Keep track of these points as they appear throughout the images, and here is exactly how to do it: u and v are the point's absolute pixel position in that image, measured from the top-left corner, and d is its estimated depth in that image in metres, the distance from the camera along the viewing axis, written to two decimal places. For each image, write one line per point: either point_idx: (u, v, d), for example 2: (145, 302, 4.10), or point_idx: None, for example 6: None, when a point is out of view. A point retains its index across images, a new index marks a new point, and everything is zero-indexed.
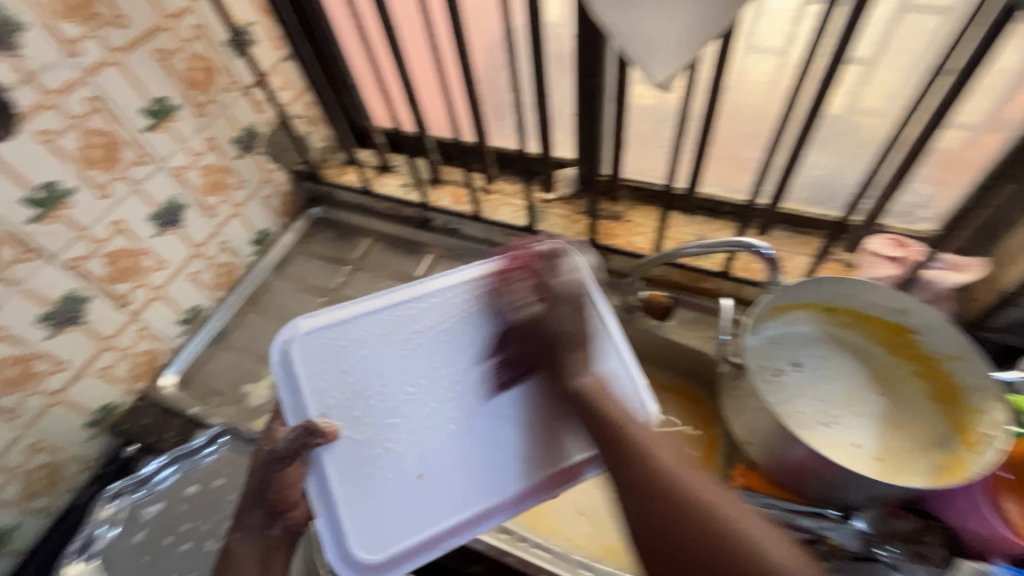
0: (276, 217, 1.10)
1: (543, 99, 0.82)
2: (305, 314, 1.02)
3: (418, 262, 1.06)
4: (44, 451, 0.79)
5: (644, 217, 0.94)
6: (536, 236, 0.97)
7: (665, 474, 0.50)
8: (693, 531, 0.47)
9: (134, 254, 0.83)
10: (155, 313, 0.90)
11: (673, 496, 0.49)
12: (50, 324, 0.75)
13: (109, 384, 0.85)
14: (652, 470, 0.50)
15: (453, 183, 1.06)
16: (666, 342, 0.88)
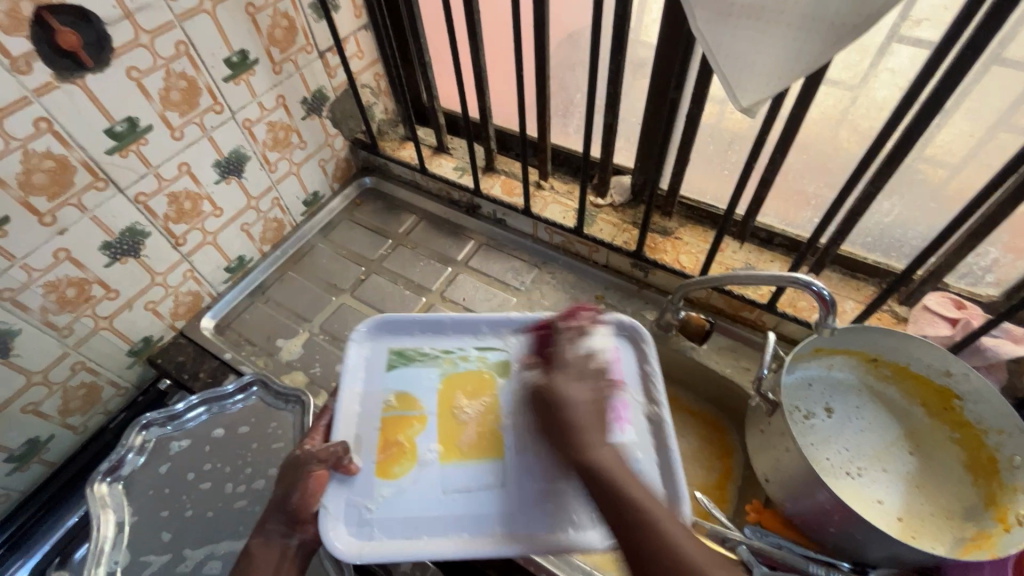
0: (330, 181, 1.12)
1: (615, 103, 0.81)
2: (344, 280, 1.03)
3: (461, 247, 1.07)
4: (85, 372, 0.82)
5: (694, 236, 0.93)
6: (582, 239, 0.97)
7: (633, 490, 0.52)
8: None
9: (195, 198, 0.86)
10: (204, 257, 0.92)
11: None
12: (110, 253, 0.78)
13: (152, 318, 0.88)
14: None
15: (506, 174, 1.06)
16: (698, 366, 0.87)
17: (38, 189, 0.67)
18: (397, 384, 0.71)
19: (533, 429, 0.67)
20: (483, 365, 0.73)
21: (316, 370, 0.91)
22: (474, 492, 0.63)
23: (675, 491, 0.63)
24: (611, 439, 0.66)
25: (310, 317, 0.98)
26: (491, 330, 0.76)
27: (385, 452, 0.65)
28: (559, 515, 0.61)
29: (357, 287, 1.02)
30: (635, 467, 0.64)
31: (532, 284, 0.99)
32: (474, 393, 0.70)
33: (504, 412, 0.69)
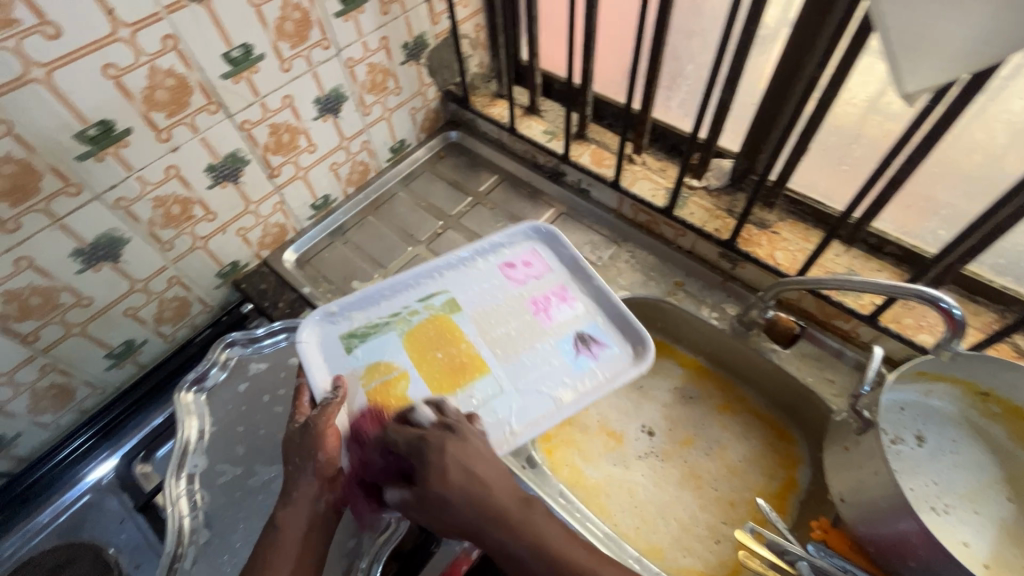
0: (417, 131, 1.11)
1: (737, 79, 0.75)
2: (420, 232, 1.03)
3: (539, 214, 1.04)
4: (179, 286, 0.86)
5: (793, 233, 0.87)
6: (670, 221, 0.92)
7: (502, 495, 0.51)
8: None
9: (293, 131, 0.87)
10: (294, 192, 0.95)
11: None
12: (214, 176, 0.81)
13: (242, 244, 0.92)
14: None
15: (597, 143, 1.02)
16: (776, 369, 0.83)
17: (159, 105, 0.69)
18: (371, 354, 0.73)
19: (505, 338, 0.76)
20: (432, 310, 0.78)
21: None
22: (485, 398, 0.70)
23: (634, 335, 0.77)
24: (564, 316, 0.79)
25: (385, 263, 0.99)
26: (426, 282, 0.81)
27: (386, 409, 0.68)
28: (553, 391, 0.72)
29: (433, 240, 1.02)
30: (594, 328, 0.78)
31: (609, 260, 0.96)
32: (449, 338, 0.75)
33: (474, 339, 0.76)
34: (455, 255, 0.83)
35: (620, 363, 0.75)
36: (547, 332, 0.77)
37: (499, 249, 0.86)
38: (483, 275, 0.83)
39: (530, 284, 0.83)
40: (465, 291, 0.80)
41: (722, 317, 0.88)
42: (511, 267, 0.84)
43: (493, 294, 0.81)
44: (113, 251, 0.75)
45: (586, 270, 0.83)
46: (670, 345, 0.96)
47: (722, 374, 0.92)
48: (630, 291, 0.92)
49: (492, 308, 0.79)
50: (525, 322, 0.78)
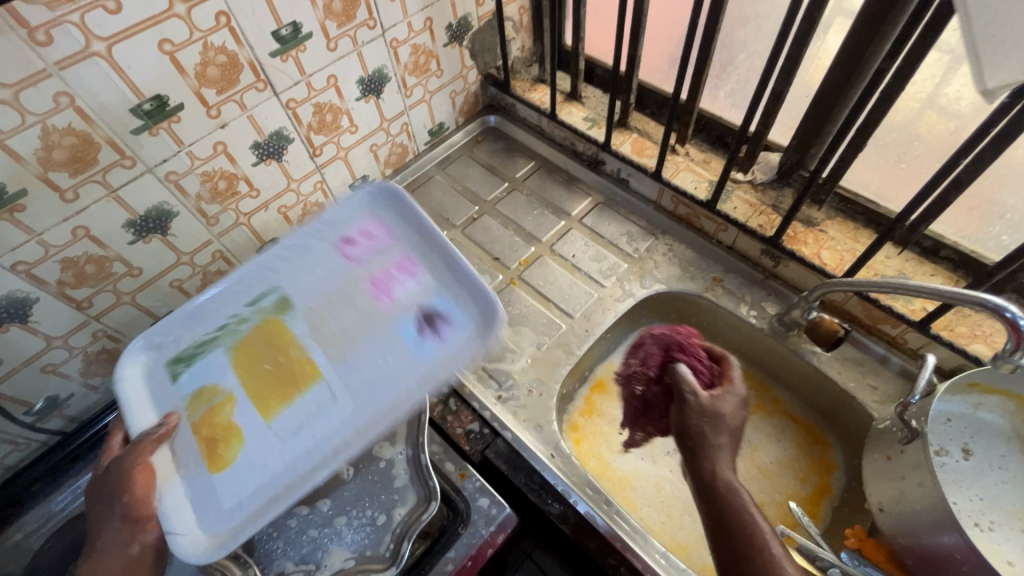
0: (456, 114, 1.11)
1: (793, 70, 0.72)
2: (456, 216, 1.03)
3: (576, 202, 1.03)
4: (222, 261, 0.89)
5: (841, 233, 0.83)
6: (711, 215, 0.89)
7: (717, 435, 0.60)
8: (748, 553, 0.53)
9: (336, 111, 0.88)
10: (334, 171, 0.96)
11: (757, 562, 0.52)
12: (258, 153, 0.82)
13: (282, 221, 0.94)
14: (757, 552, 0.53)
15: (639, 132, 1.00)
16: (815, 372, 0.81)
17: (210, 82, 0.70)
18: (195, 381, 0.70)
19: (336, 334, 0.73)
20: (260, 313, 0.75)
21: None
22: (313, 413, 0.68)
23: (484, 302, 0.77)
24: (404, 292, 0.78)
25: None
26: (253, 282, 0.77)
27: (209, 440, 0.66)
28: (401, 400, 0.69)
29: (469, 225, 1.02)
30: (434, 300, 0.77)
31: (646, 252, 0.94)
32: (278, 343, 0.72)
33: (306, 340, 0.72)
34: (286, 244, 0.79)
35: (461, 335, 0.75)
36: (382, 316, 0.75)
37: (332, 240, 0.81)
38: (317, 259, 0.79)
39: (362, 268, 0.79)
40: (300, 290, 0.76)
41: (761, 315, 0.86)
42: (350, 246, 0.81)
43: (328, 277, 0.78)
44: (163, 223, 0.77)
45: (455, 258, 0.79)
46: (704, 342, 0.94)
47: (756, 374, 0.90)
48: (666, 285, 0.91)
49: (325, 300, 0.76)
50: (362, 309, 0.75)
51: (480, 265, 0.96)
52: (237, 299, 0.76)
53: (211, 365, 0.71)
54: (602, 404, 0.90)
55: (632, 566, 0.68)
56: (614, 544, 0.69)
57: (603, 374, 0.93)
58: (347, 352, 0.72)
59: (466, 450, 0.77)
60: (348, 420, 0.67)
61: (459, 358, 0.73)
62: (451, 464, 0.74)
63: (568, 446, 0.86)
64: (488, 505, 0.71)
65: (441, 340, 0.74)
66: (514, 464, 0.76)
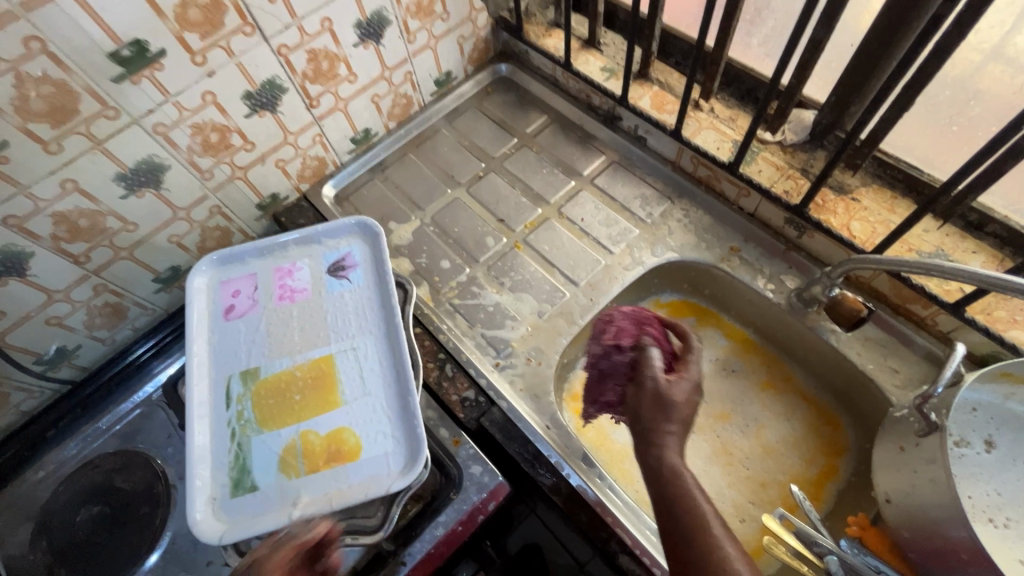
0: (465, 62, 1.04)
1: (837, 15, 0.63)
2: (461, 173, 0.98)
3: (589, 161, 0.96)
4: (220, 217, 0.87)
5: (876, 202, 0.76)
6: (733, 178, 0.83)
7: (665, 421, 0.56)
8: (684, 537, 0.49)
9: (332, 59, 0.82)
10: (333, 124, 0.91)
11: (697, 545, 0.48)
12: (250, 104, 0.78)
13: (281, 176, 0.91)
14: (701, 536, 0.49)
15: (660, 85, 0.92)
16: (832, 352, 0.76)
17: (192, 26, 0.66)
18: (266, 468, 0.66)
19: (306, 337, 0.74)
20: (243, 395, 0.70)
21: (421, 261, 0.89)
22: (362, 369, 0.72)
23: (345, 227, 0.82)
24: (306, 276, 0.79)
25: (423, 205, 0.95)
26: (204, 389, 0.71)
27: (328, 459, 0.66)
28: (374, 326, 0.75)
29: (474, 183, 0.97)
30: (329, 256, 0.80)
31: (661, 218, 0.89)
32: (278, 386, 0.71)
33: (289, 362, 0.72)
34: (190, 340, 0.73)
35: (362, 252, 0.81)
36: (324, 297, 0.77)
37: (208, 310, 0.76)
38: (233, 335, 0.74)
39: (263, 298, 0.77)
40: (252, 354, 0.73)
41: (779, 289, 0.80)
42: (233, 309, 0.76)
43: (257, 331, 0.75)
44: (154, 177, 0.75)
45: (298, 235, 0.81)
46: (716, 314, 0.90)
47: (769, 350, 0.86)
48: (679, 254, 0.85)
49: (271, 337, 0.74)
50: (298, 305, 0.76)
51: (484, 227, 0.92)
52: (217, 412, 0.70)
53: (257, 450, 0.67)
54: None
55: (622, 540, 0.67)
56: (604, 519, 0.68)
57: None
58: (332, 335, 0.74)
59: (460, 418, 0.76)
60: (377, 356, 0.73)
61: (379, 276, 0.79)
62: (445, 430, 0.74)
63: (568, 416, 0.84)
64: (480, 473, 0.71)
65: (341, 247, 0.81)
66: (509, 434, 0.74)
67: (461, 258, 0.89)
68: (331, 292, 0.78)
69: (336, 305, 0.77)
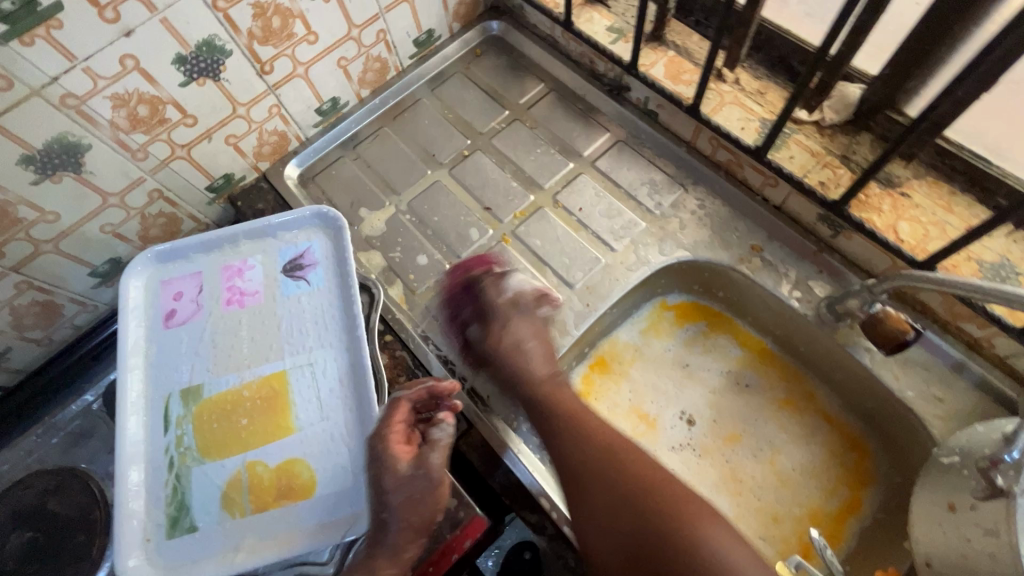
0: (449, 19, 0.89)
1: None
2: (443, 152, 0.86)
3: (591, 139, 0.83)
4: (163, 202, 0.75)
5: (930, 199, 0.64)
6: (758, 165, 0.70)
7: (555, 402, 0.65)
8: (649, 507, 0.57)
9: (285, 15, 0.69)
10: (293, 93, 0.78)
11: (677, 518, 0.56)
12: (185, 70, 0.65)
13: (234, 154, 0.78)
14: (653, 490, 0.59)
15: (677, 50, 0.78)
16: (866, 374, 0.66)
17: None
18: (209, 504, 0.57)
19: (255, 350, 0.64)
20: (183, 419, 0.61)
21: (395, 255, 0.78)
22: (319, 390, 0.62)
23: (304, 219, 0.70)
24: (257, 277, 0.68)
25: (399, 189, 0.83)
26: (138, 410, 0.61)
27: (278, 495, 0.57)
28: (332, 339, 0.64)
29: (458, 163, 0.84)
30: (285, 252, 0.69)
31: (671, 209, 0.76)
32: (223, 408, 0.61)
33: (236, 380, 0.62)
34: (121, 353, 0.63)
35: (323, 249, 0.69)
36: (277, 302, 0.67)
37: (146, 316, 0.66)
38: (173, 346, 0.64)
39: (209, 303, 0.67)
40: (193, 370, 0.63)
41: (806, 298, 0.69)
42: (174, 315, 0.66)
43: (201, 341, 0.65)
44: (72, 159, 0.63)
45: (249, 229, 0.70)
46: (731, 320, 0.79)
47: (790, 363, 0.76)
48: (691, 252, 0.74)
49: (215, 350, 0.64)
50: (248, 311, 0.66)
51: (468, 216, 0.80)
52: (152, 438, 0.60)
53: (197, 484, 0.58)
54: (601, 386, 0.78)
55: None
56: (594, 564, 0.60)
57: (607, 350, 0.79)
58: (286, 348, 0.64)
59: None
60: (337, 375, 0.63)
61: (342, 277, 0.68)
62: None
63: None
64: (456, 507, 0.61)
65: (298, 242, 0.70)
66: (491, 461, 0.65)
67: (441, 252, 0.78)
68: (286, 297, 0.67)
69: (291, 311, 0.66)
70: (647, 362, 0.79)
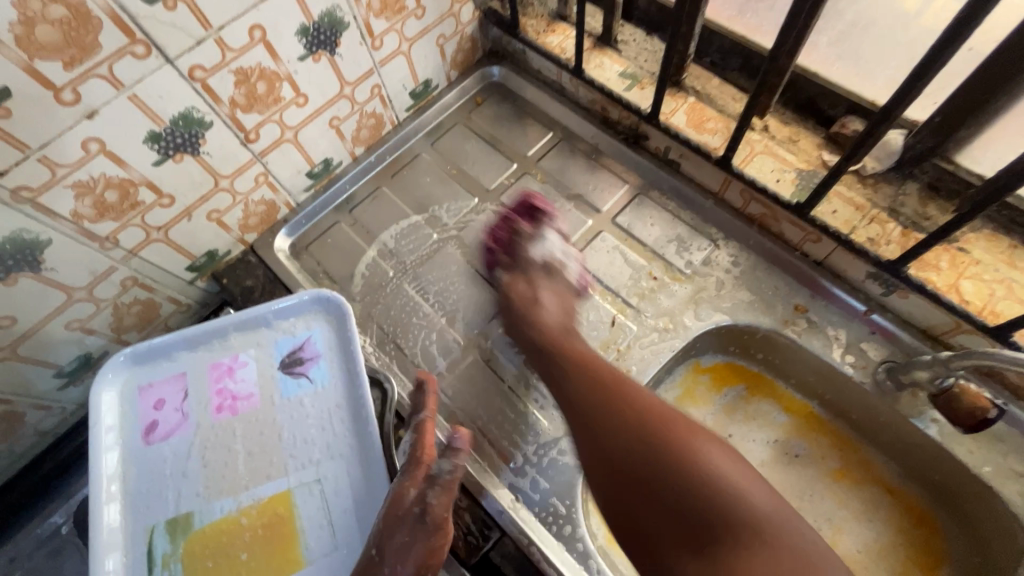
0: (447, 67, 0.83)
1: (983, 11, 0.44)
2: (448, 212, 0.79)
3: (609, 192, 0.77)
4: (139, 289, 0.66)
5: (991, 254, 0.59)
6: (798, 221, 0.65)
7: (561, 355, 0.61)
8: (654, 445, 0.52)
9: (271, 79, 0.61)
10: (281, 158, 0.71)
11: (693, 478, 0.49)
12: (159, 147, 0.57)
13: (217, 230, 0.70)
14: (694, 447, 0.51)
15: (698, 96, 0.73)
16: (933, 446, 0.61)
17: (47, 50, 0.45)
18: None
19: (253, 466, 0.56)
20: (170, 557, 0.52)
21: (407, 333, 0.71)
22: (330, 510, 0.54)
23: (302, 305, 0.62)
24: (252, 375, 0.60)
25: (402, 256, 0.76)
26: (116, 550, 0.52)
27: None
28: (342, 448, 0.56)
29: (465, 226, 0.77)
30: (281, 344, 0.61)
31: (704, 267, 0.71)
32: (218, 541, 0.52)
33: (231, 504, 0.54)
34: (94, 481, 0.54)
35: (325, 338, 0.62)
36: (275, 405, 0.58)
37: (122, 431, 0.57)
38: (157, 466, 0.55)
39: (195, 409, 0.58)
40: (182, 495, 0.54)
41: (860, 364, 0.63)
42: (155, 428, 0.57)
43: (189, 458, 0.56)
44: (29, 257, 0.54)
45: (239, 320, 0.61)
46: (773, 382, 0.73)
47: (840, 429, 0.70)
48: (729, 315, 0.68)
49: (207, 468, 0.55)
50: (242, 418, 0.58)
51: (482, 284, 0.73)
52: None
53: None
54: None
55: None
56: None
57: None
58: (289, 461, 0.56)
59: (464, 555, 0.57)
60: (350, 491, 0.54)
61: (347, 372, 0.60)
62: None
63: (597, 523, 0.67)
64: None
65: (297, 333, 0.62)
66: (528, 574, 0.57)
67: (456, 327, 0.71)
68: (285, 398, 0.59)
69: (293, 416, 0.58)
70: None
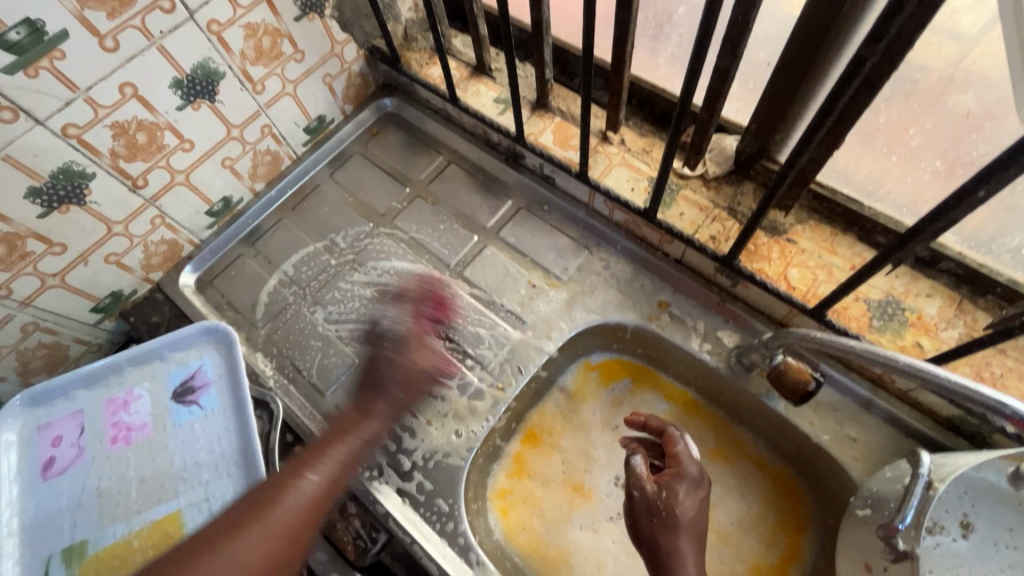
0: (340, 102, 0.88)
1: (745, 36, 0.51)
2: (345, 237, 0.84)
3: (494, 209, 0.83)
4: (42, 333, 0.70)
5: (815, 242, 0.66)
6: (651, 224, 0.71)
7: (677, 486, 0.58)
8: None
9: (150, 129, 0.66)
10: (176, 201, 0.75)
11: None
12: (43, 201, 0.62)
13: (119, 272, 0.74)
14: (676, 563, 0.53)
15: (563, 115, 0.79)
16: (782, 421, 0.66)
17: None
18: None
19: (145, 491, 0.59)
20: None
21: (305, 355, 0.75)
22: None
23: (191, 337, 0.67)
24: (145, 407, 0.64)
25: (302, 282, 0.81)
26: None
27: None
28: (230, 466, 0.61)
29: (362, 249, 0.82)
30: (173, 375, 0.66)
31: (578, 273, 0.76)
32: (111, 565, 0.56)
33: (123, 529, 0.57)
34: None
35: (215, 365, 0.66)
36: (168, 432, 0.62)
37: (17, 471, 0.60)
38: (52, 500, 0.59)
39: (90, 443, 0.62)
40: (76, 525, 0.58)
41: (716, 350, 0.69)
42: (52, 464, 0.61)
43: (84, 489, 0.59)
44: None
45: (131, 355, 0.65)
46: (654, 373, 0.78)
47: (714, 411, 0.75)
48: (601, 315, 0.74)
49: (101, 497, 0.59)
50: (135, 446, 0.61)
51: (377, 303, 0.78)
52: None
53: None
54: (533, 462, 0.75)
55: None
56: None
57: (536, 422, 0.77)
58: (180, 484, 0.60)
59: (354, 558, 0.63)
60: None
61: (235, 396, 0.64)
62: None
63: (493, 519, 0.72)
64: None
65: (187, 363, 0.66)
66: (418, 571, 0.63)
67: (351, 346, 0.75)
68: (177, 425, 0.63)
69: (184, 441, 0.62)
70: (576, 430, 0.77)
